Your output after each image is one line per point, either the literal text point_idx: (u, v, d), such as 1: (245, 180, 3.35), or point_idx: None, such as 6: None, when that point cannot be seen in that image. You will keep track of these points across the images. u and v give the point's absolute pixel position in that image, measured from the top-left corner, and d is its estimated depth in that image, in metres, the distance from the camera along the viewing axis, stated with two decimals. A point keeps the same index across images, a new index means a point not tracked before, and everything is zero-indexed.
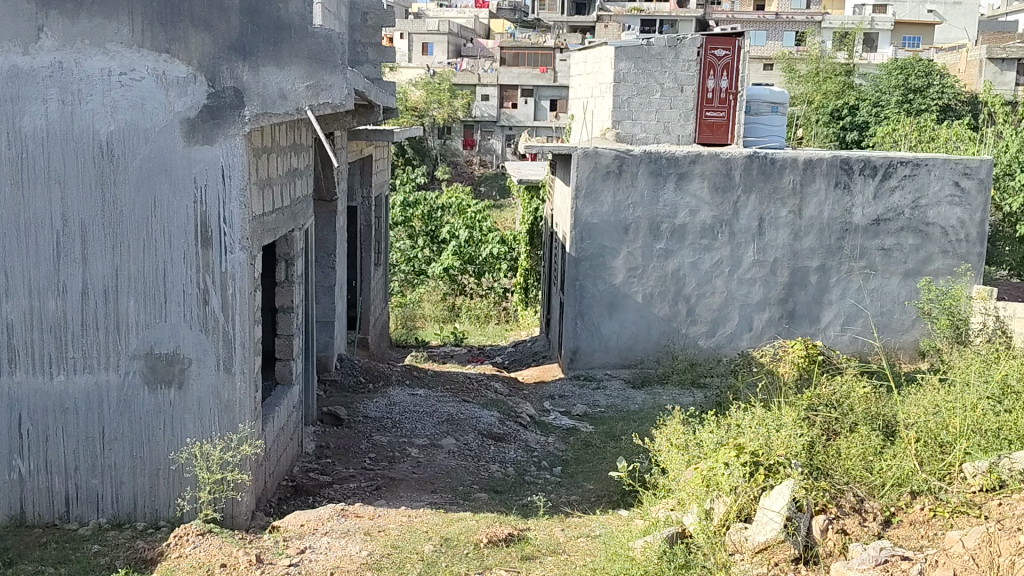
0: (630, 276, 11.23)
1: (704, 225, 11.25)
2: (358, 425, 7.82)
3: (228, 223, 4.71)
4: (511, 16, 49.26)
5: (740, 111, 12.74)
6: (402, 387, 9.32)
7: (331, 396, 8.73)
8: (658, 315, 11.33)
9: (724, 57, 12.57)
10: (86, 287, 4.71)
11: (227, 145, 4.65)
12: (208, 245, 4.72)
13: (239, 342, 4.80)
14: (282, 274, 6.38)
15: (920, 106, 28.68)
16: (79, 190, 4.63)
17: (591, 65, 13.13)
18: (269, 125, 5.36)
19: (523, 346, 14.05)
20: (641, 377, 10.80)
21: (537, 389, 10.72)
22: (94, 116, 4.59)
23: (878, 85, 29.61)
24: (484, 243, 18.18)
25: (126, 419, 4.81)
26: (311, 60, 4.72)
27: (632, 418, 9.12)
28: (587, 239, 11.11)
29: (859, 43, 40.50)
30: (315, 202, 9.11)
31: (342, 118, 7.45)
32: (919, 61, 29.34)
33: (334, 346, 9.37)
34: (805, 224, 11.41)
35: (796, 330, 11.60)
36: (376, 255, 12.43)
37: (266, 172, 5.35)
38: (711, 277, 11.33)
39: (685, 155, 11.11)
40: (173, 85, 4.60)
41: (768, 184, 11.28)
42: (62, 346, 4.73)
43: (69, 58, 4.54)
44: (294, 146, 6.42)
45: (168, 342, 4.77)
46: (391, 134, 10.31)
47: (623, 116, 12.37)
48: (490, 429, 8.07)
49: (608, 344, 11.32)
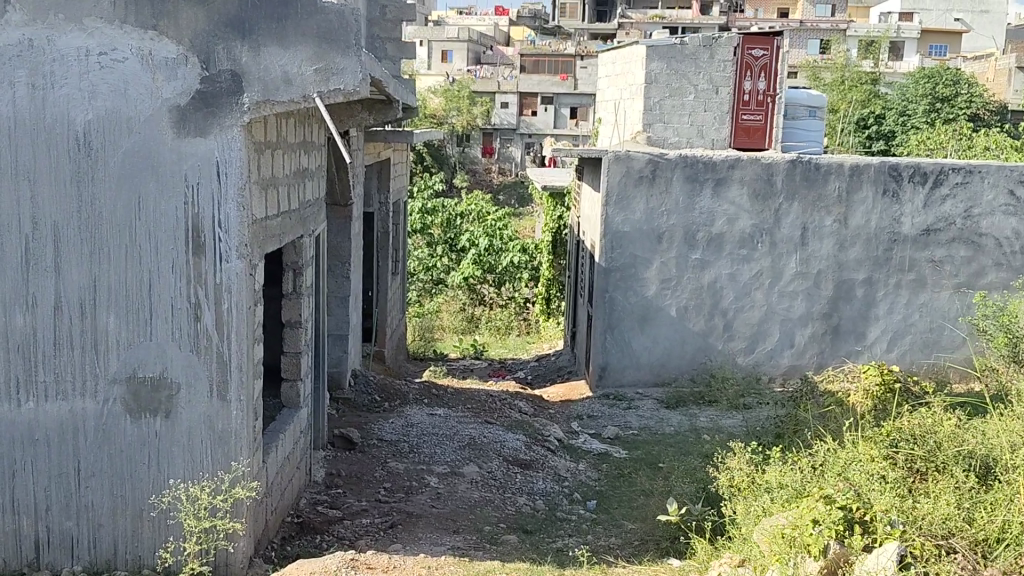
0: (663, 288, 10.53)
1: (743, 234, 10.57)
2: (372, 449, 7.17)
3: (224, 228, 4.10)
4: (531, 24, 48.77)
5: (777, 113, 12.17)
6: (420, 407, 8.66)
7: (343, 417, 8.09)
8: (693, 330, 10.64)
9: (761, 57, 11.96)
10: (60, 300, 4.07)
11: (223, 138, 4.04)
12: (200, 253, 4.10)
13: (236, 363, 4.19)
14: (290, 285, 5.74)
15: (948, 115, 27.98)
16: (51, 189, 3.99)
17: (620, 65, 12.52)
18: (273, 118, 4.74)
19: (546, 361, 13.40)
20: (675, 398, 10.12)
21: (564, 408, 10.05)
22: (68, 103, 3.95)
23: (905, 94, 28.90)
24: (505, 252, 17.53)
25: (105, 452, 4.18)
26: (321, 40, 4.08)
27: (669, 444, 8.46)
28: (618, 248, 10.44)
29: (886, 51, 39.78)
30: (330, 207, 8.49)
31: (359, 115, 6.81)
32: (947, 69, 28.57)
33: (348, 361, 8.72)
34: (852, 234, 10.73)
35: (840, 347, 10.90)
36: (394, 264, 11.80)
37: (270, 170, 4.72)
38: (750, 290, 10.64)
39: (723, 159, 10.43)
40: (160, 67, 3.98)
41: (813, 191, 10.60)
42: (32, 369, 4.10)
43: (40, 35, 3.91)
44: (303, 143, 5.79)
45: (153, 365, 4.14)
46: (411, 135, 9.67)
47: (654, 118, 11.73)
48: (517, 454, 7.41)
49: (640, 361, 10.61)
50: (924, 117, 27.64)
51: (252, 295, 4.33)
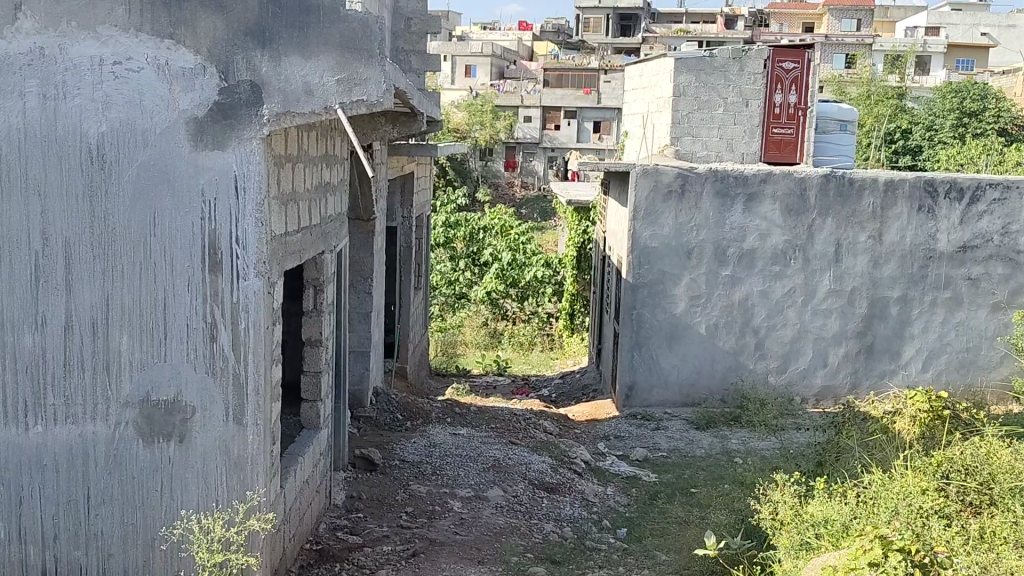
0: (693, 305, 10.28)
1: (775, 250, 10.32)
2: (394, 471, 6.97)
3: (242, 245, 3.92)
4: (554, 38, 48.78)
5: (808, 127, 11.99)
6: (443, 426, 8.46)
7: (364, 436, 7.89)
8: (723, 348, 10.37)
9: (792, 71, 11.73)
10: (70, 319, 3.91)
11: (241, 151, 3.87)
12: (217, 271, 3.93)
13: (253, 386, 4.01)
14: (310, 302, 5.55)
15: (976, 131, 27.62)
16: (63, 203, 3.83)
17: (647, 78, 12.31)
18: (294, 130, 4.57)
19: (571, 378, 13.17)
20: (705, 418, 9.86)
21: (590, 427, 9.82)
22: (81, 114, 3.79)
23: (932, 109, 28.58)
24: (528, 266, 17.41)
25: (117, 478, 4.00)
26: (344, 49, 3.90)
27: (699, 468, 8.22)
28: (645, 264, 10.20)
29: (912, 66, 39.40)
30: (352, 222, 8.33)
31: (383, 128, 6.65)
32: (974, 84, 28.27)
33: (370, 378, 8.52)
34: (886, 251, 10.47)
35: (874, 367, 10.62)
36: (416, 278, 11.62)
37: (290, 184, 4.54)
38: (781, 308, 10.38)
39: (754, 174, 10.20)
40: (178, 77, 3.81)
41: (847, 207, 10.36)
42: (41, 391, 3.93)
43: (52, 43, 3.76)
44: (325, 156, 5.62)
45: (167, 387, 3.97)
46: (435, 149, 9.51)
47: (682, 131, 11.51)
48: (543, 478, 7.18)
49: (668, 380, 10.35)
50: (952, 132, 27.33)
51: (270, 315, 4.15)
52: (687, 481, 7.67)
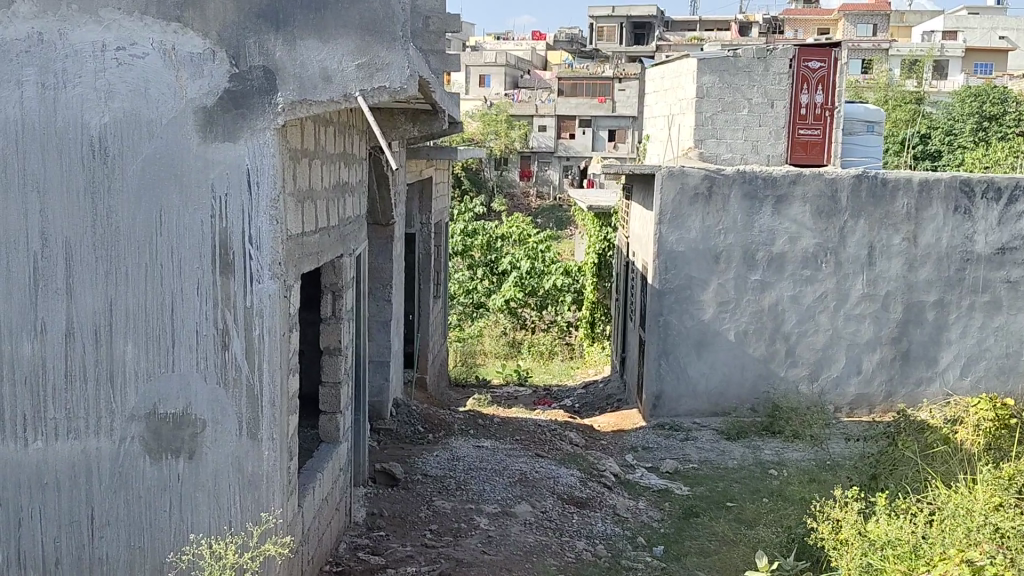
0: (721, 311, 9.93)
1: (806, 254, 9.96)
2: (416, 486, 6.65)
3: (256, 245, 3.63)
4: (568, 48, 48.55)
5: (837, 126, 11.60)
6: (466, 438, 8.14)
7: (385, 449, 7.58)
8: (754, 356, 10.00)
9: (818, 70, 11.37)
10: (72, 326, 3.62)
11: (254, 142, 3.59)
12: (229, 272, 3.63)
13: (268, 398, 3.72)
14: (329, 309, 5.26)
15: (996, 135, 27.19)
16: (63, 201, 3.54)
17: (669, 80, 12.01)
18: (310, 123, 4.28)
19: (594, 387, 12.82)
20: (736, 428, 9.51)
21: (617, 438, 9.48)
22: (82, 104, 3.51)
23: (951, 113, 28.21)
24: (547, 274, 17.12)
25: (123, 497, 3.71)
26: (364, 32, 3.62)
27: (734, 481, 7.87)
28: (672, 269, 9.85)
29: (930, 70, 38.97)
30: (370, 227, 8.05)
31: (402, 127, 6.37)
32: (993, 88, 27.90)
33: (389, 389, 8.21)
34: (921, 254, 10.12)
35: (910, 374, 10.25)
36: (436, 287, 11.34)
37: (307, 181, 4.25)
38: (814, 313, 10.02)
39: (784, 175, 9.85)
40: (185, 64, 3.53)
41: (880, 209, 9.99)
42: (41, 404, 3.64)
43: (51, 28, 3.47)
44: (343, 154, 5.33)
45: (176, 399, 3.68)
46: (454, 152, 9.22)
47: (706, 134, 11.20)
48: (572, 492, 6.85)
49: (696, 389, 9.99)
50: (971, 137, 26.95)
51: (287, 321, 3.86)
52: (723, 494, 7.34)
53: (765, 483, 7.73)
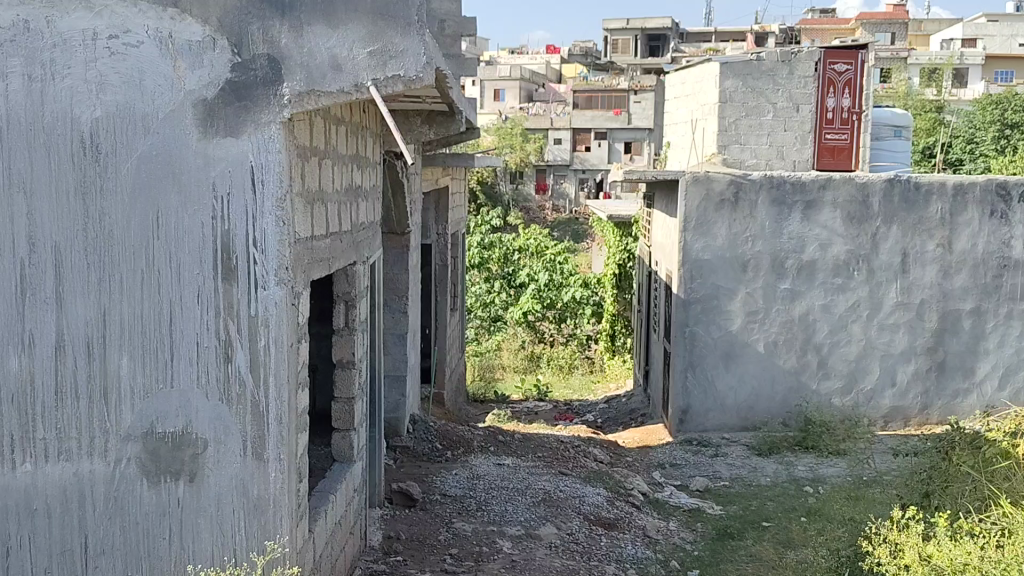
0: (750, 322, 9.57)
1: (837, 261, 9.60)
2: (435, 507, 6.33)
3: (261, 249, 3.35)
4: (583, 61, 48.26)
5: (864, 132, 11.19)
6: (487, 455, 7.81)
7: (402, 468, 7.27)
8: (784, 368, 9.64)
9: (845, 73, 11.00)
10: (62, 339, 3.33)
11: (259, 137, 3.30)
12: (232, 279, 3.35)
13: (275, 415, 3.42)
14: (341, 319, 4.97)
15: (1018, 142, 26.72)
16: (51, 204, 3.26)
17: (690, 85, 11.71)
18: (320, 121, 4.01)
19: (617, 402, 12.47)
20: (768, 444, 9.14)
21: (642, 455, 9.13)
22: (72, 98, 3.24)
23: (971, 121, 27.80)
24: (565, 287, 16.78)
25: (118, 525, 3.41)
26: (376, 16, 3.34)
27: (768, 500, 7.52)
28: (698, 278, 9.52)
29: (949, 79, 38.48)
30: (385, 236, 7.77)
31: (418, 129, 6.08)
32: (1015, 95, 27.47)
33: (406, 405, 7.90)
34: (957, 260, 9.74)
35: (946, 385, 9.85)
36: (453, 299, 11.04)
37: (317, 182, 3.97)
38: (846, 323, 9.65)
39: (813, 179, 9.52)
40: (183, 53, 3.25)
41: (913, 214, 9.63)
42: (28, 424, 3.34)
43: (38, 15, 3.21)
44: (356, 156, 5.05)
45: (175, 417, 3.38)
46: (471, 159, 8.93)
47: (730, 139, 10.88)
48: (599, 512, 6.53)
49: (725, 403, 9.63)
50: (993, 144, 26.49)
51: (295, 331, 3.58)
52: (757, 514, 7.00)
53: (800, 501, 7.39)
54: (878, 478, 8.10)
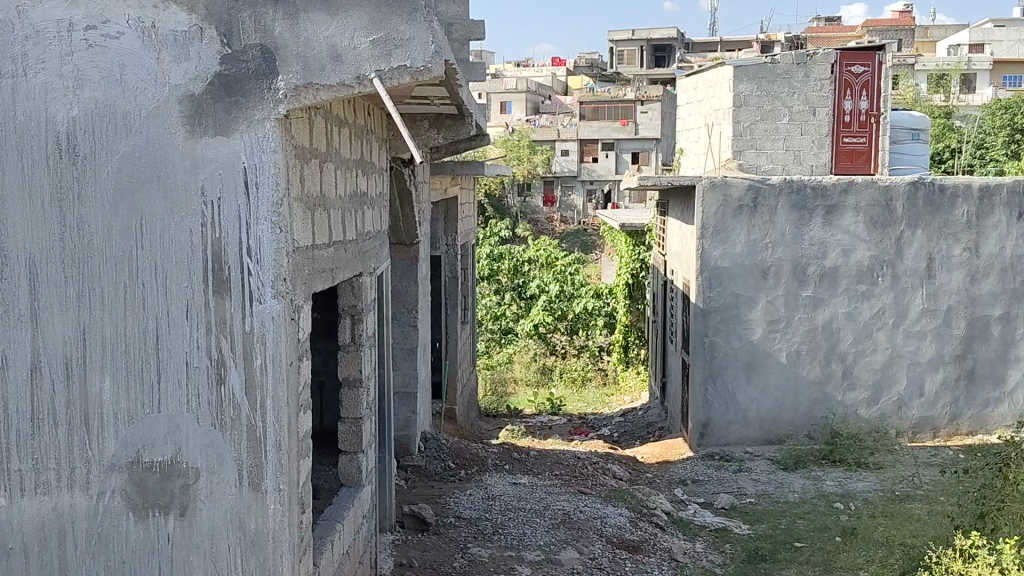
0: (771, 331, 9.23)
1: (861, 267, 9.26)
2: (449, 531, 6.00)
3: (256, 259, 3.03)
4: (589, 72, 48.02)
5: (883, 135, 10.87)
6: (502, 474, 7.48)
7: (413, 489, 6.95)
8: (808, 379, 9.29)
9: (862, 74, 10.71)
10: (38, 359, 3.04)
11: (251, 136, 2.99)
12: (224, 292, 3.04)
13: (273, 442, 3.10)
14: (347, 334, 4.66)
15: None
16: (25, 212, 2.98)
17: (703, 90, 11.39)
18: (321, 119, 3.71)
19: (633, 415, 12.11)
20: (793, 458, 8.78)
21: (662, 471, 8.78)
22: (46, 95, 2.95)
23: (980, 126, 27.50)
24: (577, 297, 16.52)
25: (102, 564, 3.10)
26: (379, 2, 3.01)
27: (797, 518, 7.18)
28: (717, 287, 9.18)
29: (957, 84, 38.21)
30: (392, 247, 7.46)
31: (425, 135, 5.79)
32: None
33: (417, 423, 7.57)
34: (985, 265, 9.40)
35: (976, 394, 9.48)
36: (464, 312, 10.72)
37: (318, 186, 3.66)
38: (871, 331, 9.30)
39: (834, 183, 9.19)
40: (168, 44, 2.95)
41: (938, 217, 9.30)
42: (4, 455, 3.05)
43: (8, 5, 2.92)
44: (361, 161, 4.75)
45: (163, 445, 3.07)
46: (481, 167, 8.63)
47: (745, 144, 10.56)
48: (622, 535, 6.20)
49: (747, 416, 9.28)
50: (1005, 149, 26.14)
51: (295, 349, 3.26)
52: (788, 534, 6.67)
53: (832, 519, 7.04)
54: (911, 494, 7.75)
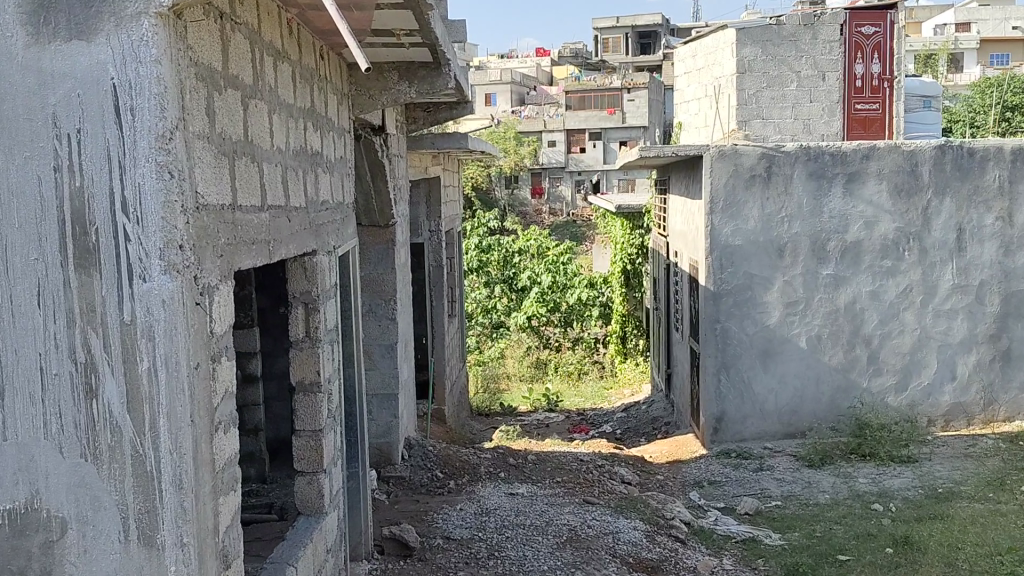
0: (789, 314, 8.35)
1: (885, 241, 8.39)
2: (436, 556, 5.09)
3: (136, 218, 2.11)
4: (574, 62, 46.89)
5: (897, 100, 10.01)
6: (496, 484, 6.57)
7: (395, 505, 6.05)
8: (829, 365, 8.42)
9: (873, 36, 9.82)
10: None
11: (121, 39, 2.08)
12: (89, 267, 2.12)
13: (170, 478, 2.18)
14: (299, 329, 3.76)
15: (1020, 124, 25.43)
16: None
17: (702, 58, 10.46)
18: (242, 38, 2.80)
19: (636, 410, 11.20)
20: (818, 453, 7.90)
21: (675, 472, 7.89)
22: None
23: (970, 106, 26.65)
24: (570, 288, 15.62)
25: None
26: None
27: (834, 524, 6.30)
28: (729, 267, 8.27)
29: (946, 64, 37.21)
30: (362, 231, 6.52)
31: (396, 87, 4.85)
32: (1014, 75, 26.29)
33: (399, 429, 6.66)
34: (1019, 235, 8.53)
35: (1012, 378, 8.60)
36: (450, 304, 9.80)
37: (241, 127, 2.76)
38: (898, 311, 8.43)
39: (854, 148, 8.29)
40: None
41: (968, 183, 8.43)
42: None
43: None
44: (310, 112, 3.82)
45: (13, 486, 2.17)
46: (463, 140, 7.68)
47: (750, 113, 9.63)
48: (638, 554, 5.32)
49: (765, 408, 8.40)
50: (996, 128, 25.21)
51: (203, 345, 2.35)
52: (828, 544, 5.77)
53: (874, 525, 6.16)
54: (955, 491, 6.89)
